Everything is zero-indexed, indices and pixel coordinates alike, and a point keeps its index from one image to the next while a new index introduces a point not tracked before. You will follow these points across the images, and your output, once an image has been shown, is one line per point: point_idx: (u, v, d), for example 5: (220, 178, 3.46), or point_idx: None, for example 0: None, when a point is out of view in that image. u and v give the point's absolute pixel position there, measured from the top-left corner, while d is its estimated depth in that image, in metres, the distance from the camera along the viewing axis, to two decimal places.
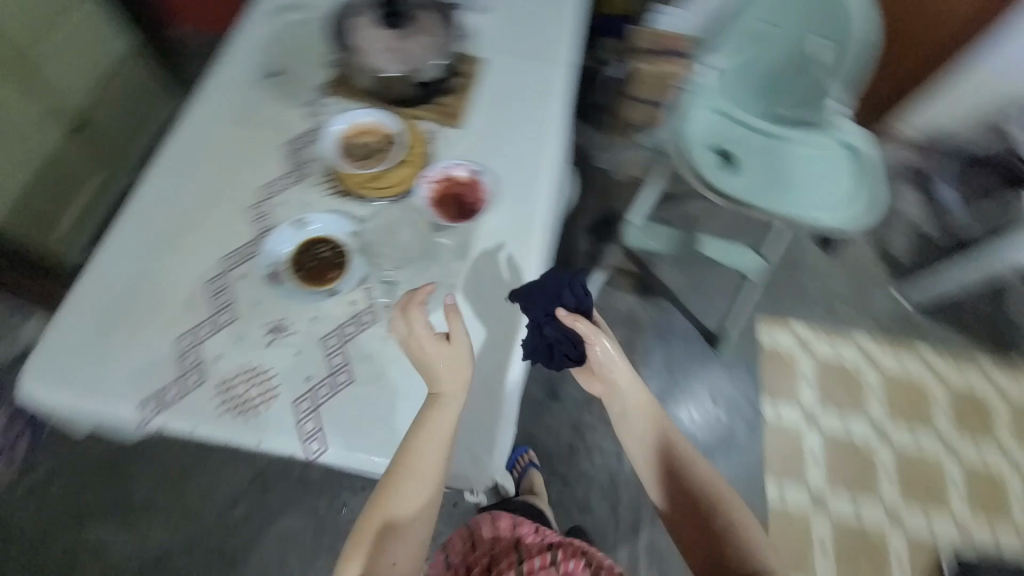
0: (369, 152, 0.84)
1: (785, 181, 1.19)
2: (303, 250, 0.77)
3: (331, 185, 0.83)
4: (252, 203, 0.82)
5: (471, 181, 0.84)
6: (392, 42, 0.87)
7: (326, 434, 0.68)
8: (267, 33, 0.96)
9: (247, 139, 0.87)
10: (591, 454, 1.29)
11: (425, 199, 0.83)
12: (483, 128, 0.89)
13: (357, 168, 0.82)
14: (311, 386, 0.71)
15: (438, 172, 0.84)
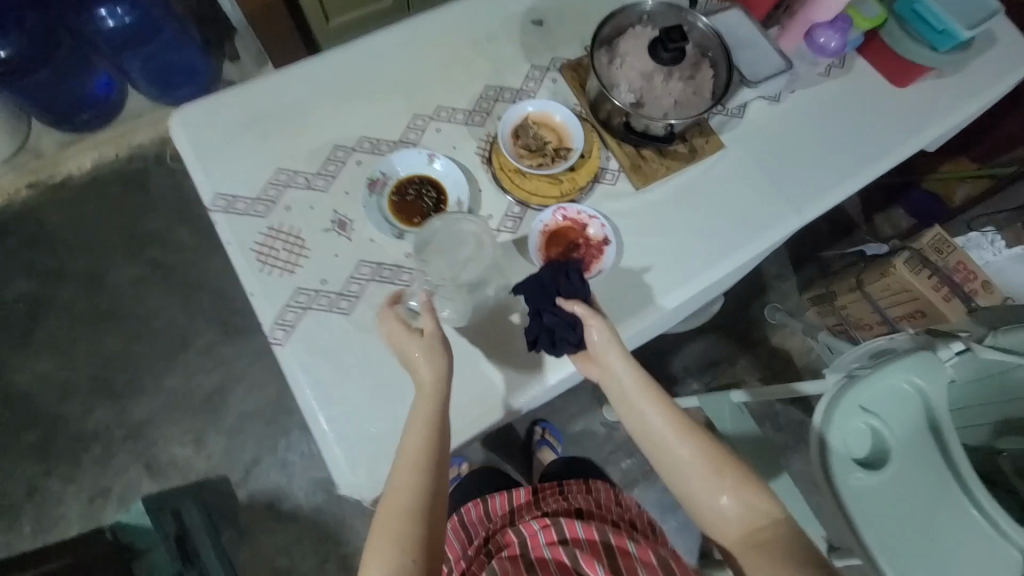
0: (537, 147, 0.77)
1: (928, 519, 0.72)
2: (414, 183, 0.77)
3: (483, 149, 0.80)
4: (419, 114, 0.82)
5: (598, 244, 0.76)
6: (646, 71, 0.76)
7: (293, 334, 0.68)
8: None
9: (464, 61, 0.86)
10: None
11: (542, 227, 0.75)
12: (653, 211, 0.79)
13: (513, 156, 0.77)
14: (319, 288, 0.70)
15: (577, 212, 0.76)
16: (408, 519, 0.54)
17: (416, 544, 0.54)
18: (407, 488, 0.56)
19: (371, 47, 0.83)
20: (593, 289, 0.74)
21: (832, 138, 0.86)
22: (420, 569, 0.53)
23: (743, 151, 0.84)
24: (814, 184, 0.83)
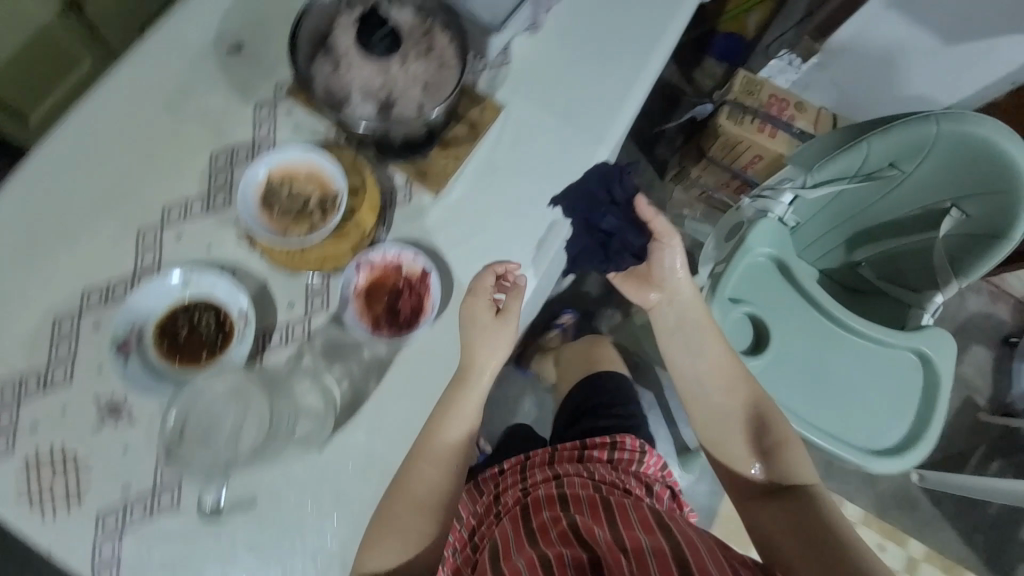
0: (299, 212, 0.63)
1: (824, 378, 0.81)
2: (172, 319, 0.61)
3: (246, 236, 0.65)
4: (145, 229, 0.65)
5: (420, 278, 0.66)
6: (375, 69, 0.63)
7: (125, 564, 0.56)
8: None
9: (165, 135, 0.66)
10: None
11: (352, 288, 0.64)
12: (462, 217, 0.70)
13: (276, 229, 0.63)
14: (127, 497, 0.57)
15: (383, 255, 0.65)
16: (442, 473, 0.61)
17: (447, 496, 0.61)
18: (449, 456, 0.62)
19: None
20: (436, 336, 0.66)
21: (602, 50, 0.78)
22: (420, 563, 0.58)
23: (524, 107, 0.75)
24: (612, 107, 0.76)
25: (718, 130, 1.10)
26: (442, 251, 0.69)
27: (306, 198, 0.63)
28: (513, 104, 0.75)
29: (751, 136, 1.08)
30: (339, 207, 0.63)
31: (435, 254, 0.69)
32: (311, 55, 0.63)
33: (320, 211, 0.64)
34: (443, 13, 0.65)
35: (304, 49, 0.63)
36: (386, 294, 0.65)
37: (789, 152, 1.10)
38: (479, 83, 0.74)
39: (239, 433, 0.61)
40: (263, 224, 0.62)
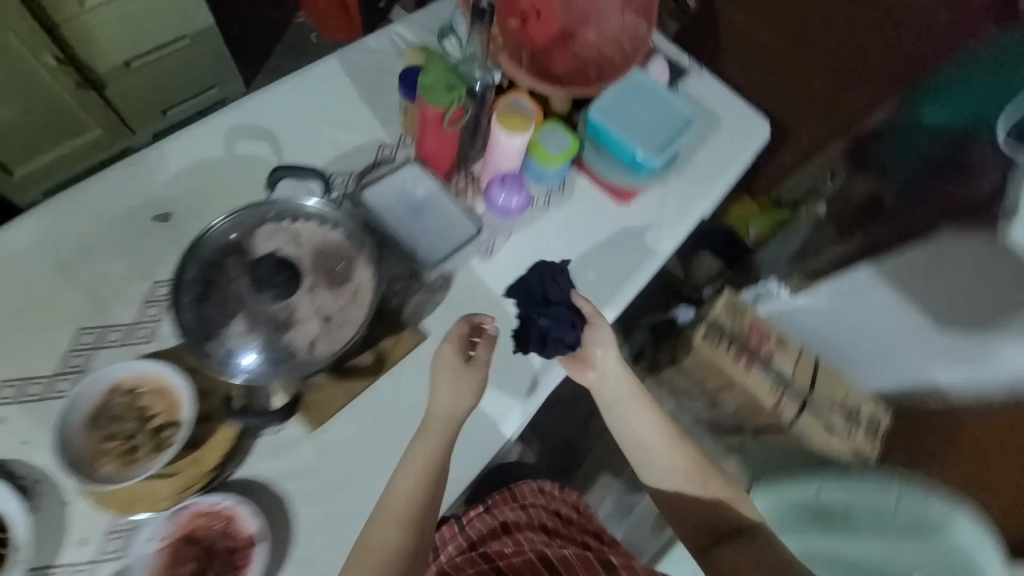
0: (126, 438, 0.61)
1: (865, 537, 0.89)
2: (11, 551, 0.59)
3: (89, 421, 0.61)
4: (93, 350, 0.68)
5: (245, 544, 0.62)
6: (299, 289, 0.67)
7: None
8: (235, 123, 0.84)
9: (142, 250, 0.74)
10: None
11: (168, 553, 0.60)
12: (420, 378, 0.74)
13: (111, 450, 0.60)
14: None
15: (210, 503, 0.62)
16: (423, 475, 0.65)
17: (423, 507, 0.64)
18: (420, 479, 0.65)
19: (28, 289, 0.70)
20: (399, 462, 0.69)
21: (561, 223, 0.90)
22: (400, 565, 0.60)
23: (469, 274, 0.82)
24: (619, 279, 0.88)
25: (708, 315, 1.34)
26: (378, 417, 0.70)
27: (147, 415, 0.61)
28: (465, 272, 0.82)
29: (720, 356, 1.30)
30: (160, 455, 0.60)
31: (352, 436, 0.69)
32: (217, 260, 0.67)
33: (151, 441, 0.61)
34: (402, 218, 0.78)
35: (208, 258, 0.67)
36: (196, 550, 0.61)
37: (767, 391, 1.30)
38: (416, 296, 0.78)
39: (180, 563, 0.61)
40: (78, 463, 0.58)
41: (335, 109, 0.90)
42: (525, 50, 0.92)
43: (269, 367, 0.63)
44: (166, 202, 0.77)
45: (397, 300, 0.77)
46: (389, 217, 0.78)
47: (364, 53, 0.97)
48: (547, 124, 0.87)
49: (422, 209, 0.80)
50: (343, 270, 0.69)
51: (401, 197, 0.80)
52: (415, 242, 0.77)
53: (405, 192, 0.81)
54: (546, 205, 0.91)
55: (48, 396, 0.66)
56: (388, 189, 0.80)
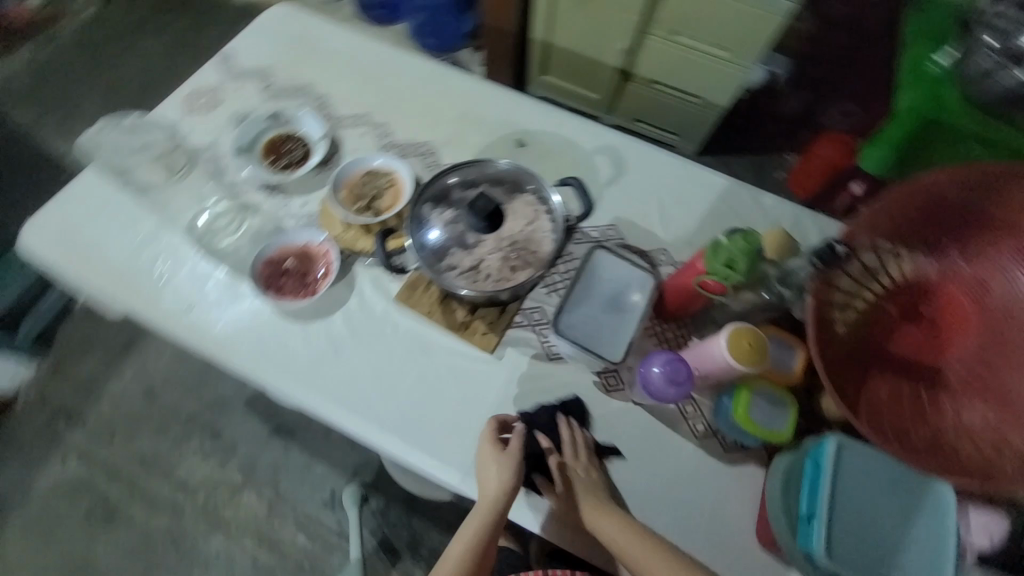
0: (360, 196, 0.87)
1: None
2: (296, 160, 0.94)
3: (366, 181, 0.89)
4: (424, 147, 0.99)
5: (307, 287, 0.84)
6: (498, 244, 0.79)
7: (228, 234, 0.89)
8: (621, 147, 1.00)
9: (499, 144, 1.01)
10: (317, 523, 1.40)
11: (296, 240, 0.87)
12: (465, 367, 0.80)
13: (352, 196, 0.88)
14: (272, 216, 0.91)
15: (331, 258, 0.85)
16: None
17: None
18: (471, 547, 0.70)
19: (452, 100, 1.04)
20: (394, 366, 0.80)
21: (685, 468, 0.75)
22: None
23: (575, 375, 0.80)
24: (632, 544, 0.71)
25: None
26: (418, 346, 0.81)
27: (374, 197, 0.87)
28: (571, 371, 0.80)
29: None
30: (351, 217, 0.85)
31: (397, 331, 0.82)
32: (486, 179, 0.83)
33: (359, 208, 0.86)
34: (602, 294, 0.79)
35: (489, 175, 0.84)
36: (298, 263, 0.85)
37: None
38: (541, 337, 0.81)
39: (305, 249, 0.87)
40: (342, 181, 0.89)
41: (676, 202, 0.96)
42: (868, 341, 0.74)
43: (426, 247, 0.79)
44: (533, 141, 1.01)
45: (515, 320, 0.82)
46: (586, 281, 0.79)
47: (751, 199, 0.96)
48: (781, 394, 0.69)
49: (612, 307, 0.78)
50: (513, 269, 0.78)
51: (616, 281, 0.80)
52: (572, 312, 0.77)
53: (621, 283, 0.80)
54: (696, 436, 0.76)
55: (385, 145, 0.99)
56: (611, 267, 0.81)
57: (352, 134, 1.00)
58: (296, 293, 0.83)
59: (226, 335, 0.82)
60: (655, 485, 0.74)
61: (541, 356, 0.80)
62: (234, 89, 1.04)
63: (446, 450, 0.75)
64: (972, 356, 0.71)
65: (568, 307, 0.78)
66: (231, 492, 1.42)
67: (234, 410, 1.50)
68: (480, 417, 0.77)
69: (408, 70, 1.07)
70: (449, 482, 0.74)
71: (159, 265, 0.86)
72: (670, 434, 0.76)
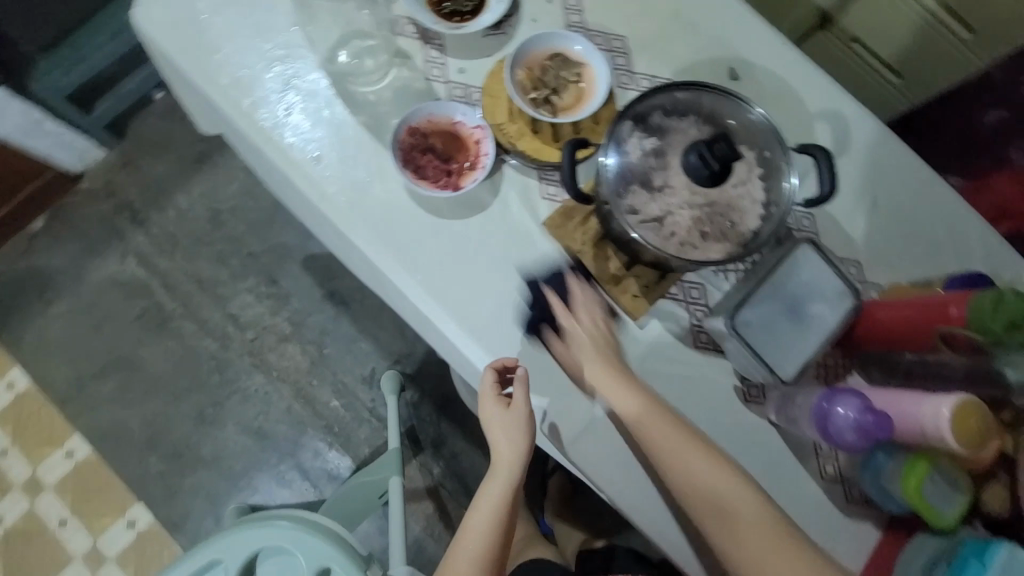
0: (540, 81, 0.70)
1: None
2: (467, 10, 0.76)
3: (550, 65, 0.71)
4: (618, 44, 0.79)
5: (450, 176, 0.71)
6: (696, 199, 0.64)
7: (371, 79, 0.73)
8: (852, 121, 0.80)
9: (706, 69, 0.81)
10: (353, 393, 1.42)
11: (449, 114, 0.72)
12: (598, 325, 0.70)
13: (530, 79, 0.71)
14: (424, 74, 0.75)
15: (485, 150, 0.71)
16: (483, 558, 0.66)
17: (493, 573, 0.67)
18: (492, 526, 0.67)
19: None
20: (524, 299, 0.70)
21: (799, 508, 0.68)
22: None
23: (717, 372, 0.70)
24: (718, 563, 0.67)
25: None
26: (555, 285, 0.70)
27: (556, 89, 0.70)
28: (715, 365, 0.70)
29: None
30: (526, 108, 0.69)
31: (536, 260, 0.71)
32: (697, 111, 0.67)
33: (536, 97, 0.70)
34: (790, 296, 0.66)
35: (700, 106, 0.67)
36: (446, 144, 0.72)
37: None
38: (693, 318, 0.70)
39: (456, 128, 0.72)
40: (524, 55, 0.71)
41: (893, 212, 0.78)
42: None
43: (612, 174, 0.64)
44: (749, 79, 0.80)
45: (669, 291, 0.70)
46: (777, 279, 0.65)
47: (979, 237, 0.79)
48: (956, 472, 0.60)
49: (797, 317, 0.65)
50: (703, 236, 0.64)
51: (810, 287, 0.66)
52: (752, 314, 0.65)
53: (816, 289, 0.66)
54: (821, 476, 0.68)
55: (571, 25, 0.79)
56: (809, 269, 0.66)
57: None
58: (436, 178, 0.70)
59: (347, 203, 0.70)
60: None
61: (687, 340, 0.70)
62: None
63: (556, 406, 0.68)
64: None
65: (749, 307, 0.65)
66: (278, 340, 1.43)
67: (295, 262, 1.45)
68: None
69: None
70: (550, 438, 0.68)
71: (285, 96, 0.72)
72: (797, 469, 0.68)
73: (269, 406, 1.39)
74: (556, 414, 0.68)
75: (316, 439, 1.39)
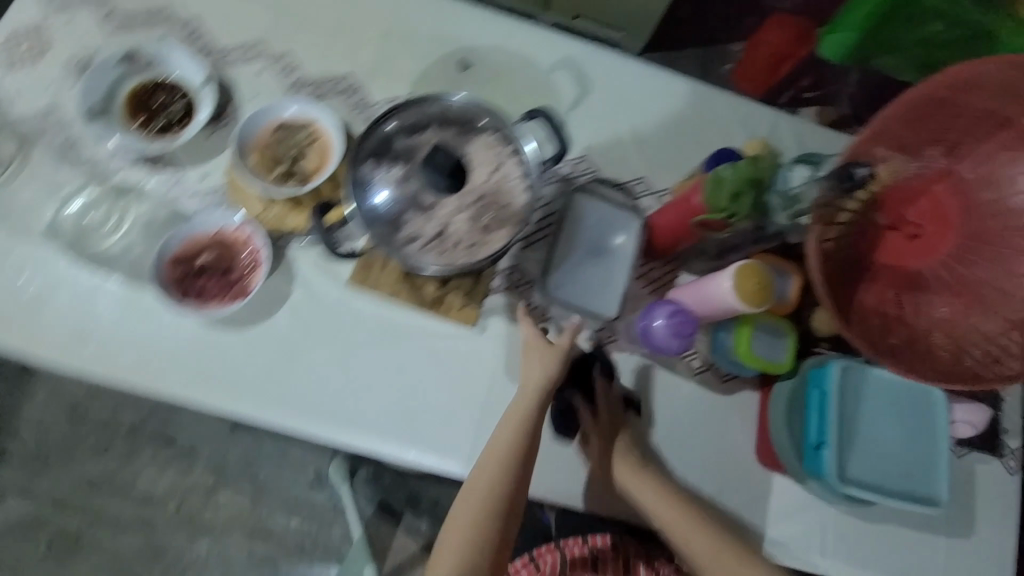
0: (275, 158, 0.68)
1: None
2: (175, 118, 0.72)
3: (277, 137, 0.69)
4: (344, 80, 0.78)
5: (234, 287, 0.67)
6: (462, 201, 0.67)
7: (109, 231, 0.69)
8: (582, 60, 0.85)
9: (437, 69, 0.82)
10: (309, 502, 1.36)
11: (205, 228, 0.69)
12: (446, 347, 0.71)
13: (264, 158, 0.67)
14: (163, 200, 0.70)
15: (257, 244, 0.69)
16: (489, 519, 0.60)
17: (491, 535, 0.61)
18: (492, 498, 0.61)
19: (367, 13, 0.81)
20: (365, 360, 0.70)
21: (685, 407, 0.74)
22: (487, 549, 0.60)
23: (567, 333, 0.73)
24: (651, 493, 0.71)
25: None
26: (390, 332, 0.71)
27: (294, 158, 0.69)
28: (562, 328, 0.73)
29: None
30: (272, 190, 0.66)
31: (361, 318, 0.70)
32: (432, 121, 0.68)
33: (279, 174, 0.68)
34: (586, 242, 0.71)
35: (432, 116, 0.69)
36: (214, 257, 0.68)
37: None
38: (525, 298, 0.73)
39: (219, 236, 0.69)
40: (245, 138, 0.68)
41: (651, 119, 0.84)
42: (855, 254, 0.72)
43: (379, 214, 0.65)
44: (480, 62, 0.83)
45: (492, 285, 0.73)
46: (571, 234, 0.71)
47: (727, 107, 0.87)
48: (777, 321, 0.68)
49: (601, 257, 0.71)
50: (485, 230, 0.66)
51: (601, 226, 0.72)
52: (563, 274, 0.71)
53: (607, 226, 0.72)
54: (694, 371, 0.75)
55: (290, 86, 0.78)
56: (594, 211, 0.72)
57: (245, 71, 0.76)
58: (220, 295, 0.67)
59: (143, 361, 0.66)
60: (659, 430, 0.73)
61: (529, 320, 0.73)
62: (48, 19, 0.73)
63: (443, 440, 0.69)
64: (951, 260, 0.71)
65: (558, 270, 0.71)
66: (206, 493, 1.33)
67: (185, 411, 1.35)
68: (475, 399, 0.70)
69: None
70: (451, 469, 0.68)
71: (23, 290, 0.66)
72: (669, 376, 0.74)
73: (231, 562, 1.30)
74: (446, 447, 0.69)
75: (295, 565, 1.32)
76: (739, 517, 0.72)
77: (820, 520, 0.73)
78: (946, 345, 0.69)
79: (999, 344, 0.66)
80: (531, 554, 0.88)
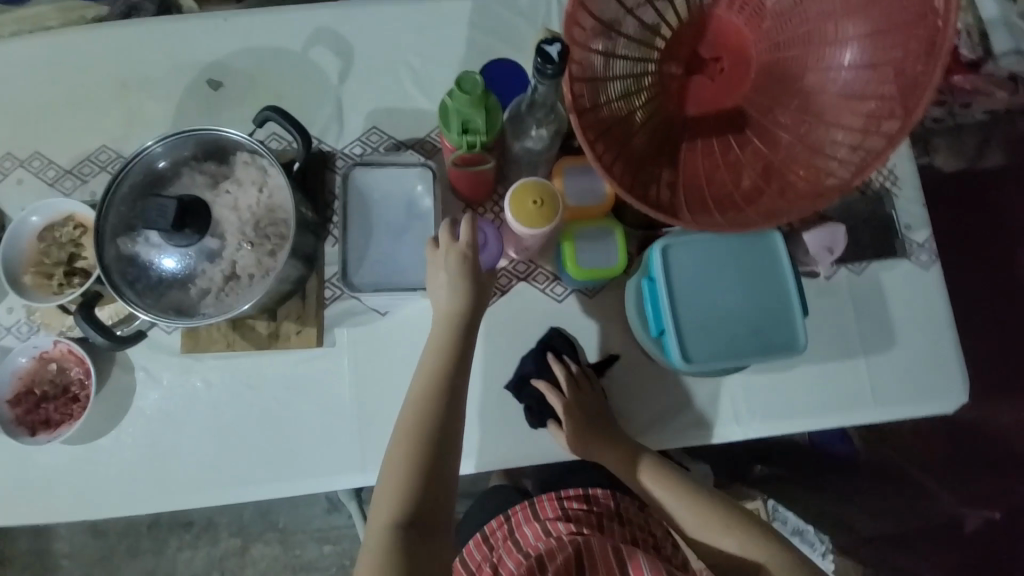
0: (50, 268, 0.67)
1: None
2: None
3: (42, 248, 0.67)
4: (110, 157, 0.75)
5: (81, 402, 0.69)
6: (233, 234, 0.62)
7: None
8: (335, 24, 0.77)
9: (194, 100, 0.76)
10: (333, 530, 1.43)
11: (26, 359, 0.69)
12: (303, 375, 0.70)
13: (41, 273, 0.67)
14: None
15: (80, 354, 0.69)
16: (424, 418, 0.57)
17: (427, 437, 0.56)
18: (436, 389, 0.58)
19: (102, 77, 0.76)
20: (230, 416, 0.70)
21: (530, 362, 0.70)
22: (419, 466, 0.55)
23: (413, 315, 0.71)
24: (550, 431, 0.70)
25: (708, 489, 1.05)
26: (243, 380, 0.70)
27: (67, 258, 0.67)
28: (405, 310, 0.71)
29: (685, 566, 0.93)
30: (57, 300, 0.65)
31: (212, 379, 0.70)
32: (189, 161, 0.64)
33: (61, 281, 0.67)
34: (390, 218, 0.67)
35: (181, 161, 0.65)
36: (52, 380, 0.69)
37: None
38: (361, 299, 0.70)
39: (47, 359, 0.69)
40: (12, 262, 0.66)
41: (427, 59, 0.77)
42: (664, 117, 0.65)
43: (159, 283, 0.62)
44: (233, 72, 0.76)
45: (326, 298, 0.71)
46: (363, 209, 0.67)
47: (507, 7, 0.78)
48: (600, 224, 0.64)
49: (404, 223, 0.68)
50: (272, 253, 0.63)
51: (402, 196, 0.68)
52: (356, 252, 0.66)
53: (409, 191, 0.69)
54: (559, 297, 0.71)
55: (58, 184, 0.75)
56: (388, 176, 0.68)
57: (17, 190, 0.74)
58: (71, 414, 0.69)
59: (34, 494, 0.69)
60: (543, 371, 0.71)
61: (371, 317, 0.71)
62: None
63: (331, 460, 0.69)
64: (762, 85, 0.65)
65: (351, 248, 0.66)
66: (240, 553, 1.42)
67: None
68: (347, 410, 0.70)
69: (16, 66, 0.76)
70: (347, 481, 0.69)
71: None
72: (535, 312, 0.71)
73: None
74: (336, 467, 0.69)
75: None
76: (647, 418, 0.71)
77: (727, 391, 0.72)
78: (796, 168, 0.62)
79: (840, 146, 0.60)
80: (529, 500, 0.80)
